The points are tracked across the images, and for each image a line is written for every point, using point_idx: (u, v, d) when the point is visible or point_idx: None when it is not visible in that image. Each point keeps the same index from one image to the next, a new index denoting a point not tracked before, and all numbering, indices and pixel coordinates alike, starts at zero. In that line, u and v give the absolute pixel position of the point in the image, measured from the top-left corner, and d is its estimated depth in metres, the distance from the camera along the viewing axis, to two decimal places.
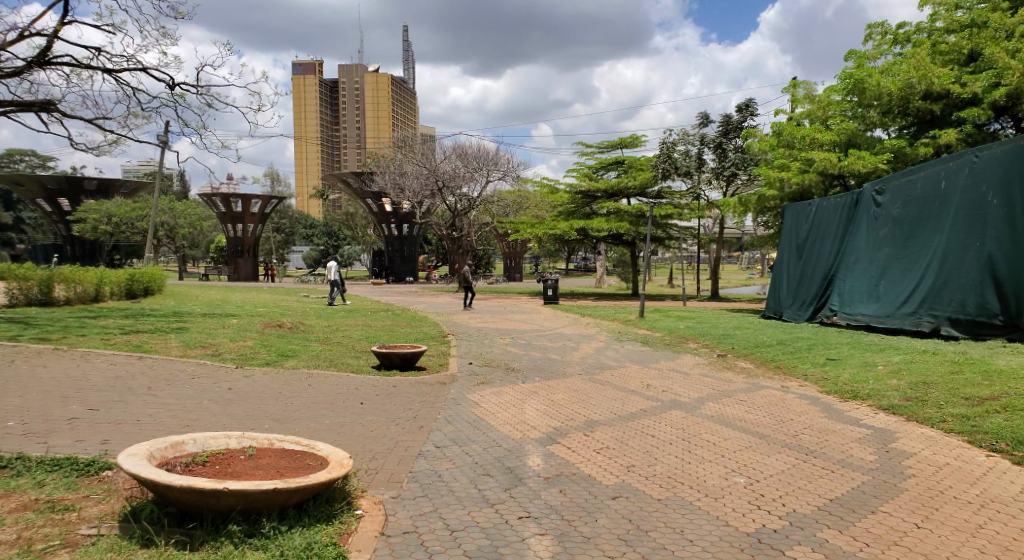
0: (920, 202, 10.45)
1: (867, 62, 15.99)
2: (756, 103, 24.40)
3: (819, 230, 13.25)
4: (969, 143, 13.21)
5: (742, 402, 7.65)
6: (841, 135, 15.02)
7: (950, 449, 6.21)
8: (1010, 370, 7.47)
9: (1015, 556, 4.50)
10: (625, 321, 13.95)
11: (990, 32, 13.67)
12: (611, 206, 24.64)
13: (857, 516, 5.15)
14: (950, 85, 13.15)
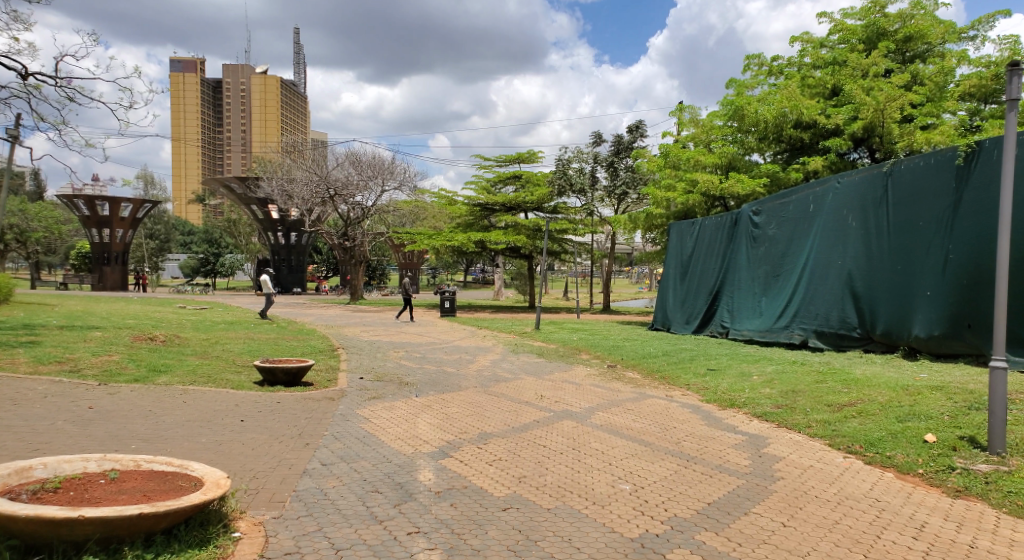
0: (792, 223, 11.31)
1: (746, 91, 17.13)
2: (644, 125, 25.65)
3: (703, 247, 14.02)
4: (833, 170, 14.44)
5: (629, 411, 7.91)
6: (722, 159, 15.96)
7: (814, 452, 6.71)
8: (866, 379, 8.17)
9: (866, 549, 4.91)
10: (520, 334, 14.07)
11: (849, 71, 14.97)
12: (508, 219, 24.96)
13: (731, 517, 5.45)
14: (816, 116, 14.33)
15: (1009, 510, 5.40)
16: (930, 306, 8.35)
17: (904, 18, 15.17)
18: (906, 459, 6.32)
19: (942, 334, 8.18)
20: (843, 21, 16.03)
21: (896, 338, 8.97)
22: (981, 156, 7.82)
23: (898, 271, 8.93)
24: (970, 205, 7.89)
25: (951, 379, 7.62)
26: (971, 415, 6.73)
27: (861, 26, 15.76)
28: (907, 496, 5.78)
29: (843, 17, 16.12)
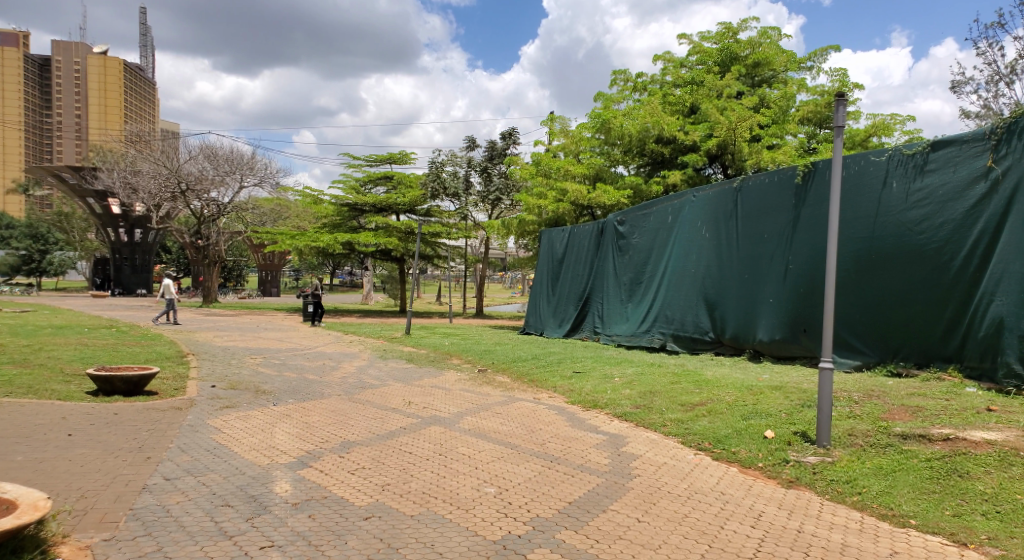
0: (652, 233, 11.94)
1: (612, 105, 17.84)
2: (517, 132, 26.25)
3: (572, 254, 14.51)
4: (690, 184, 15.35)
5: (497, 414, 7.99)
6: (591, 170, 16.43)
7: (668, 450, 7.09)
8: (715, 379, 8.79)
9: (709, 540, 5.25)
10: (390, 339, 13.82)
11: (706, 91, 16.11)
12: (379, 221, 24.59)
13: (590, 516, 5.64)
14: (676, 133, 15.23)
15: (831, 497, 6.00)
16: (772, 312, 9.10)
17: (753, 46, 16.52)
18: (748, 454, 6.83)
19: (782, 338, 8.93)
20: (700, 44, 17.11)
21: (743, 342, 9.68)
22: (815, 176, 8.64)
23: (745, 280, 9.65)
24: (806, 220, 8.68)
25: (788, 378, 8.35)
26: (803, 412, 7.40)
27: (716, 50, 16.89)
28: (748, 488, 6.26)
29: (701, 40, 17.21)
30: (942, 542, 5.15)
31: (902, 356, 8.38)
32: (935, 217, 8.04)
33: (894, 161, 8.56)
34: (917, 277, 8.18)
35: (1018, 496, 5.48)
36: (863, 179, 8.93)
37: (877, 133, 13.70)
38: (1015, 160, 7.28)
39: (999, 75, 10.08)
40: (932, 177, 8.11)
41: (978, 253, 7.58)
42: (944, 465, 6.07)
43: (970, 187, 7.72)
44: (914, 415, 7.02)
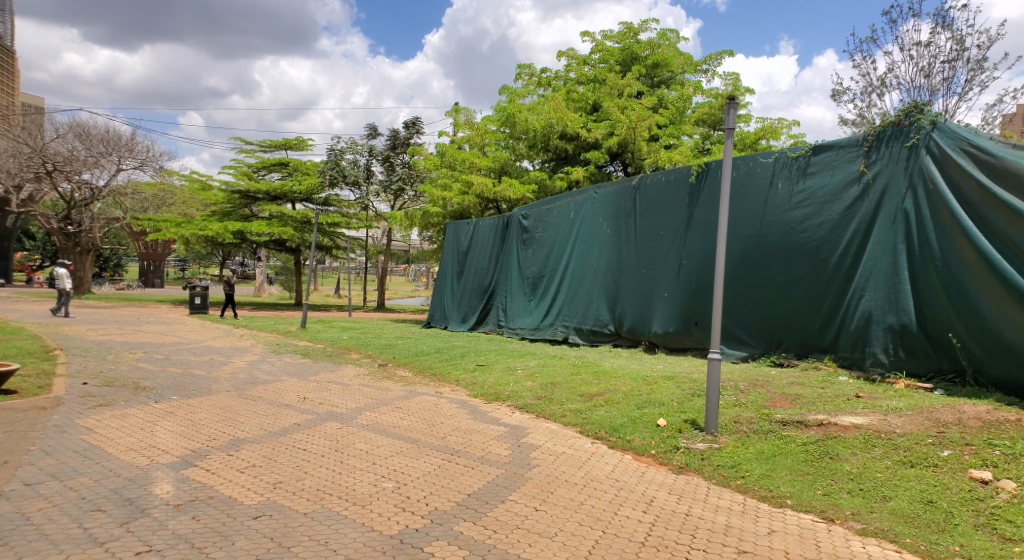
0: (555, 227, 12.12)
1: (517, 98, 17.96)
2: (421, 121, 26.15)
3: (477, 247, 14.53)
4: (592, 180, 15.75)
5: (397, 409, 7.89)
6: (496, 163, 16.31)
7: (567, 440, 7.24)
8: (613, 370, 9.07)
9: (602, 526, 5.41)
10: (286, 333, 13.35)
11: (608, 89, 16.54)
12: (272, 210, 23.53)
13: (488, 507, 5.67)
14: (579, 129, 15.55)
15: (717, 481, 6.32)
16: (666, 306, 9.47)
17: (653, 47, 17.05)
18: (642, 442, 7.09)
19: (675, 330, 9.31)
20: (603, 42, 17.51)
21: (639, 334, 10.02)
22: (707, 176, 9.05)
23: (643, 274, 9.99)
24: (699, 218, 9.07)
25: (681, 368, 8.73)
26: (694, 400, 7.76)
27: (617, 49, 17.35)
28: (641, 475, 6.49)
29: (603, 39, 17.61)
30: (813, 519, 5.55)
31: (783, 347, 8.94)
32: (814, 217, 8.62)
33: (779, 163, 9.09)
34: (798, 273, 8.75)
35: (879, 474, 5.99)
36: (751, 179, 9.45)
37: (765, 136, 14.52)
38: (884, 166, 7.95)
39: (873, 87, 10.85)
40: (813, 179, 8.69)
41: (851, 251, 8.20)
42: (817, 448, 6.54)
43: (845, 190, 8.33)
44: (793, 403, 7.51)
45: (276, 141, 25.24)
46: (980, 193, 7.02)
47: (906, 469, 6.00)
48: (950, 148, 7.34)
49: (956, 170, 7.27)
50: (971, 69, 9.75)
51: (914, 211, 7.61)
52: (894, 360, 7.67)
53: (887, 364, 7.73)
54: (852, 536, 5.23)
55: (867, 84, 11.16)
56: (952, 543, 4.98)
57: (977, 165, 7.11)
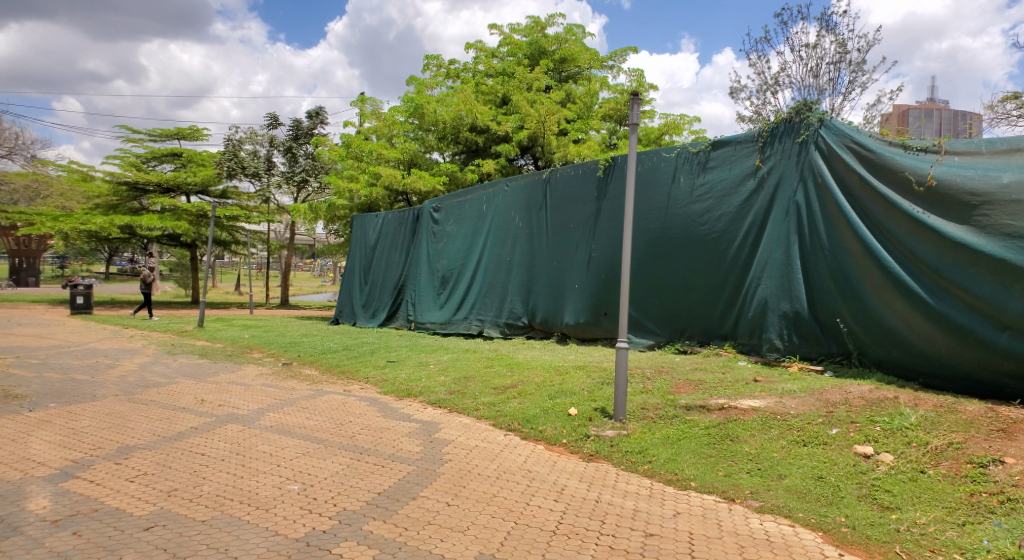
0: (466, 221, 12.10)
1: (425, 90, 17.79)
2: (325, 112, 25.95)
3: (386, 242, 14.28)
4: (503, 173, 15.94)
5: (303, 409, 7.66)
6: (404, 154, 16.31)
7: (479, 433, 7.23)
8: (525, 362, 9.15)
9: (513, 517, 5.44)
10: (181, 333, 12.70)
11: (517, 83, 16.68)
12: (167, 203, 22.43)
13: (399, 504, 5.59)
14: (488, 122, 15.62)
15: (626, 467, 6.48)
16: (577, 297, 9.63)
17: (560, 42, 17.33)
18: (554, 431, 7.18)
19: (586, 321, 9.49)
20: (511, 36, 17.62)
21: (552, 325, 10.15)
22: (614, 170, 9.27)
23: (555, 267, 10.13)
24: (606, 211, 9.29)
25: (591, 358, 8.92)
26: (604, 389, 7.94)
27: (525, 43, 17.53)
28: (552, 464, 6.58)
29: (511, 32, 17.72)
30: (716, 500, 5.79)
31: (687, 334, 9.30)
32: (714, 210, 8.98)
33: (681, 158, 9.42)
34: (701, 263, 9.10)
35: (775, 454, 6.32)
36: (655, 173, 9.76)
37: (668, 132, 15.06)
38: (777, 162, 8.40)
39: (767, 86, 11.45)
40: (712, 174, 9.06)
41: (748, 243, 8.62)
42: (718, 431, 6.83)
43: (742, 184, 8.73)
44: (696, 388, 7.82)
45: (167, 130, 23.88)
46: (863, 187, 7.54)
47: (799, 447, 6.36)
48: (835, 145, 7.84)
49: (841, 166, 7.77)
50: (852, 71, 10.47)
51: (805, 204, 8.09)
52: (788, 345, 8.13)
53: (782, 349, 8.18)
54: (751, 514, 5.49)
55: (761, 82, 11.76)
56: (839, 515, 5.32)
57: (860, 161, 7.62)
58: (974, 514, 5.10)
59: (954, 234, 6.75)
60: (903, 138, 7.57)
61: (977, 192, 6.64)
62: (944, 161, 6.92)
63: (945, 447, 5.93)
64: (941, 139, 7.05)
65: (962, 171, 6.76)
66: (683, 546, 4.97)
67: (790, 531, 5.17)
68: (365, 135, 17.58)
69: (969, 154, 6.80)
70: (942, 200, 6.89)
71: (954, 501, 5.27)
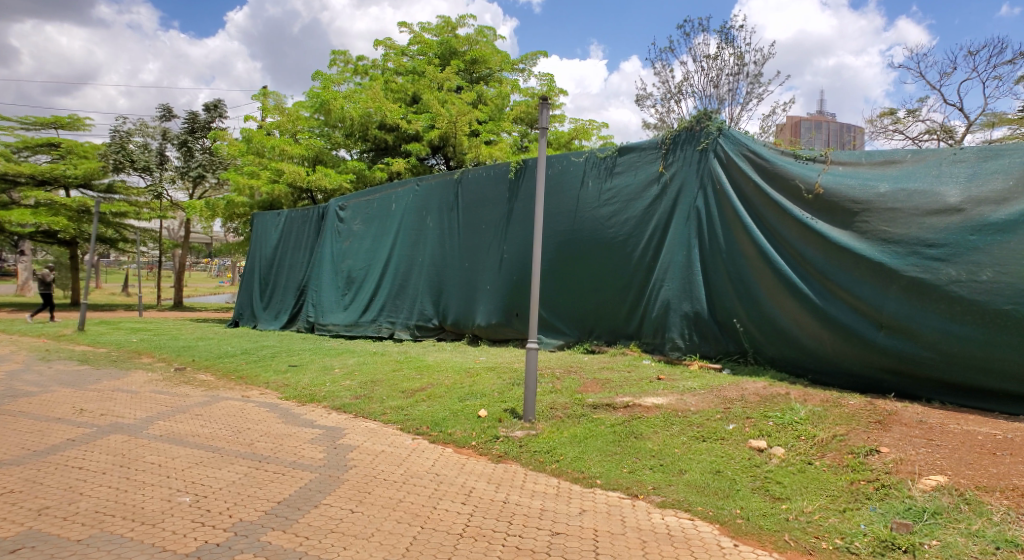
0: (375, 220, 11.88)
1: (332, 85, 17.38)
2: (224, 105, 24.91)
3: (290, 241, 13.82)
4: (414, 173, 15.66)
5: (197, 416, 7.28)
6: (309, 151, 15.84)
7: (386, 437, 7.10)
8: (435, 365, 9.09)
9: (420, 521, 5.36)
10: (59, 338, 11.81)
11: (427, 82, 16.61)
12: (42, 196, 20.81)
13: (300, 513, 5.39)
14: (398, 120, 15.44)
15: (534, 467, 6.53)
16: (488, 299, 9.67)
17: (471, 43, 17.39)
18: (463, 434, 7.14)
19: (497, 323, 9.53)
20: (421, 34, 17.53)
21: (463, 327, 10.13)
22: (525, 173, 9.37)
23: (466, 268, 10.12)
24: (518, 212, 9.38)
25: (502, 359, 8.97)
26: (514, 390, 8.00)
27: (436, 42, 17.50)
28: (461, 467, 6.53)
29: (422, 31, 17.60)
30: (620, 496, 5.92)
31: (595, 335, 9.50)
32: (621, 213, 9.23)
33: (590, 162, 9.63)
34: (608, 265, 9.33)
35: (676, 450, 6.55)
36: (565, 177, 9.93)
37: (578, 136, 15.36)
38: (680, 168, 8.73)
39: (671, 94, 11.87)
40: (619, 178, 9.30)
41: (652, 245, 8.90)
42: (623, 429, 7.00)
43: (647, 189, 9.02)
44: (604, 387, 8.00)
45: (44, 119, 22.24)
46: (758, 194, 7.94)
47: (698, 443, 6.62)
48: (733, 153, 8.21)
49: (738, 173, 8.15)
50: (749, 84, 11.06)
51: (704, 209, 8.43)
52: (689, 344, 8.45)
53: (683, 348, 8.48)
54: (654, 509, 5.66)
55: (666, 91, 12.23)
56: (734, 506, 5.56)
57: (755, 169, 8.02)
58: (855, 501, 5.44)
59: (839, 239, 7.23)
60: (793, 148, 8.05)
61: (858, 200, 7.15)
62: (830, 170, 7.41)
63: (830, 439, 6.32)
64: (827, 150, 7.56)
65: (845, 180, 7.27)
66: (588, 543, 5.04)
67: (690, 525, 5.36)
68: (267, 131, 17.00)
69: (852, 165, 7.32)
70: (827, 207, 7.37)
71: (837, 490, 5.61)
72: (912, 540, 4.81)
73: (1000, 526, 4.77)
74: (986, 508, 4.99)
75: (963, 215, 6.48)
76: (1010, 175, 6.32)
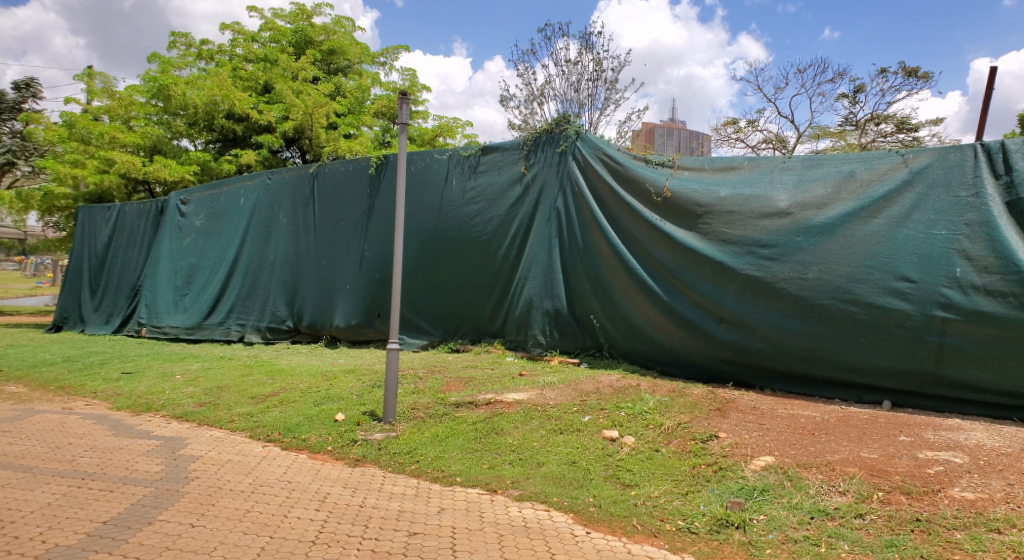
0: (221, 215, 11.21)
1: (171, 69, 16.18)
2: (37, 84, 22.57)
3: (126, 237, 12.73)
4: (265, 165, 15.33)
5: (6, 434, 6.52)
6: (145, 140, 14.65)
7: (233, 446, 6.71)
8: (288, 369, 8.76)
9: (269, 531, 5.10)
10: None
11: (280, 70, 15.92)
12: None
13: (131, 532, 4.96)
14: (248, 110, 14.81)
15: (392, 468, 6.41)
16: (348, 299, 9.46)
17: (327, 32, 16.86)
18: (318, 439, 6.90)
19: (357, 323, 9.34)
20: (274, 21, 16.73)
21: (320, 328, 9.83)
22: (386, 169, 9.26)
23: (324, 267, 9.82)
24: (379, 210, 9.27)
25: (362, 360, 8.80)
26: (373, 392, 7.87)
27: (289, 30, 16.77)
28: (315, 472, 6.29)
29: (274, 17, 16.83)
30: (479, 492, 5.95)
31: (459, 333, 9.54)
32: (484, 212, 9.33)
33: (452, 160, 9.64)
34: (472, 264, 9.41)
35: (535, 443, 6.70)
36: (427, 174, 9.88)
37: (442, 134, 15.40)
38: (540, 169, 8.94)
39: (534, 96, 12.10)
40: (482, 177, 9.39)
41: (515, 245, 9.06)
42: (483, 425, 7.07)
43: (509, 189, 9.17)
44: (466, 385, 8.04)
45: None
46: (613, 196, 8.29)
47: (555, 436, 6.81)
48: (589, 156, 8.54)
49: (594, 176, 8.49)
50: (606, 90, 11.56)
51: (564, 210, 8.70)
52: (550, 341, 8.69)
53: (544, 344, 8.71)
54: (511, 503, 5.74)
55: (529, 92, 12.49)
56: (588, 495, 5.75)
57: (609, 172, 8.38)
58: (696, 483, 5.80)
59: (685, 240, 7.71)
60: (645, 153, 8.49)
61: (701, 203, 7.65)
62: (677, 175, 7.89)
63: (675, 427, 6.71)
64: (674, 156, 8.03)
65: (690, 184, 7.76)
66: (445, 542, 5.02)
67: (545, 516, 5.48)
68: (94, 116, 15.51)
69: (695, 170, 7.83)
70: (674, 210, 7.83)
71: (681, 474, 5.96)
72: (743, 516, 5.20)
73: (816, 498, 5.28)
74: (804, 483, 5.49)
75: (789, 219, 7.13)
76: (828, 182, 7.04)
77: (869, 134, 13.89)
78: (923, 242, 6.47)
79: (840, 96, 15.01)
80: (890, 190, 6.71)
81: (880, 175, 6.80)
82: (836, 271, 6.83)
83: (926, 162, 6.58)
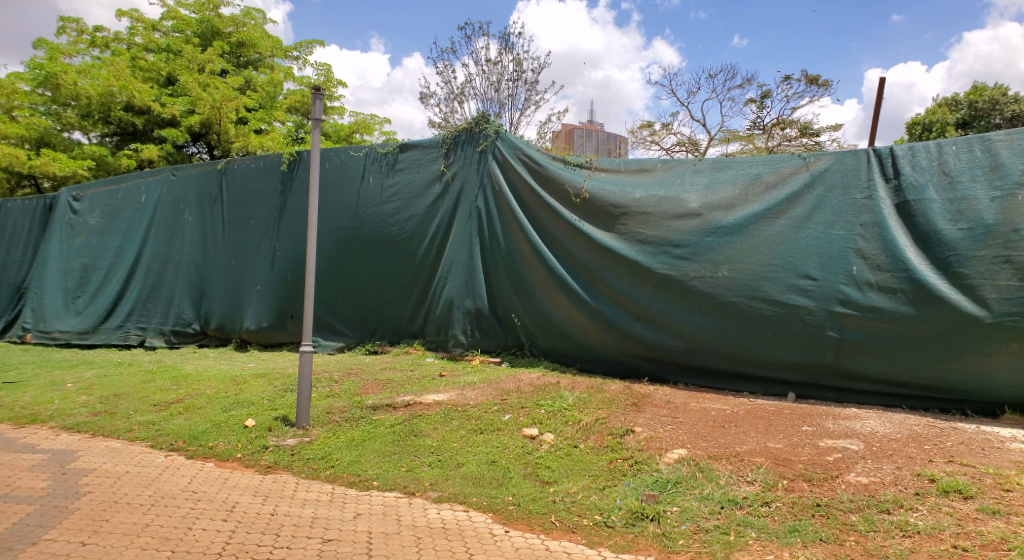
0: (120, 212, 10.61)
1: (61, 57, 15.19)
2: None
3: (12, 236, 11.84)
4: (169, 160, 14.63)
5: None
6: (31, 131, 14.09)
7: (132, 457, 6.34)
8: (194, 375, 8.37)
9: (170, 545, 4.83)
10: None
11: (184, 62, 15.22)
12: None
13: (11, 554, 4.60)
14: (149, 102, 14.11)
15: (306, 475, 6.22)
16: (259, 300, 9.14)
17: (236, 24, 16.25)
18: (226, 446, 6.62)
19: (269, 325, 9.04)
20: (177, 9, 15.95)
21: (228, 331, 9.47)
22: (299, 166, 9.00)
23: (233, 267, 9.46)
24: (292, 207, 9.01)
25: (274, 364, 8.53)
26: (286, 397, 7.63)
27: (195, 19, 16.08)
28: (223, 481, 6.02)
29: (177, 5, 16.05)
30: (397, 496, 5.85)
31: (378, 334, 9.38)
32: (403, 211, 9.21)
33: (369, 158, 9.47)
34: (392, 264, 9.27)
35: (454, 444, 6.64)
36: (344, 171, 9.67)
37: (358, 130, 15.14)
38: (460, 168, 8.91)
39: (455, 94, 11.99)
40: (401, 175, 9.27)
41: (435, 244, 8.99)
42: (402, 428, 6.96)
43: (428, 188, 9.09)
44: (384, 387, 7.91)
45: None
46: (532, 196, 8.35)
47: (475, 435, 6.78)
48: (509, 155, 8.58)
49: (513, 175, 8.53)
50: (526, 90, 11.60)
51: (484, 209, 8.70)
52: (470, 340, 8.67)
53: (465, 343, 8.69)
54: (429, 505, 5.67)
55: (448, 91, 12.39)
56: (507, 494, 5.75)
57: (529, 172, 8.44)
58: (612, 478, 5.90)
59: (602, 239, 7.85)
60: (563, 153, 8.60)
61: (618, 203, 7.80)
62: (594, 176, 8.03)
63: (592, 423, 6.81)
64: (592, 157, 8.17)
65: (607, 185, 7.92)
66: (360, 547, 4.91)
67: (463, 516, 5.44)
68: None
69: (612, 171, 7.99)
70: (593, 210, 7.96)
71: (598, 469, 6.05)
72: (656, 509, 5.32)
73: (725, 487, 5.46)
74: (715, 474, 5.68)
75: (700, 219, 7.38)
76: (738, 184, 7.33)
77: (776, 138, 14.58)
78: (824, 241, 6.83)
79: (750, 101, 15.68)
80: (794, 192, 7.04)
81: (785, 177, 7.13)
82: (744, 269, 7.11)
83: (825, 165, 6.95)
